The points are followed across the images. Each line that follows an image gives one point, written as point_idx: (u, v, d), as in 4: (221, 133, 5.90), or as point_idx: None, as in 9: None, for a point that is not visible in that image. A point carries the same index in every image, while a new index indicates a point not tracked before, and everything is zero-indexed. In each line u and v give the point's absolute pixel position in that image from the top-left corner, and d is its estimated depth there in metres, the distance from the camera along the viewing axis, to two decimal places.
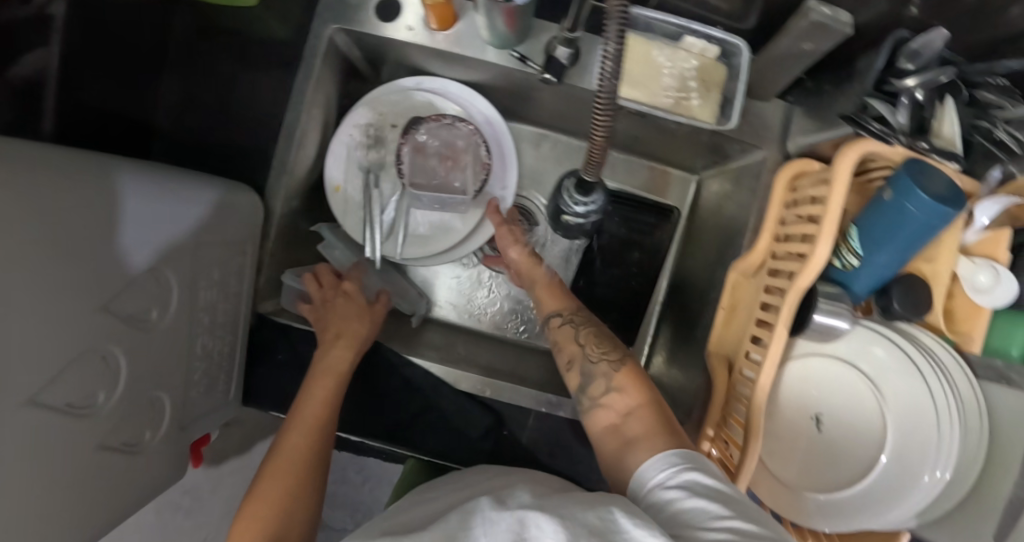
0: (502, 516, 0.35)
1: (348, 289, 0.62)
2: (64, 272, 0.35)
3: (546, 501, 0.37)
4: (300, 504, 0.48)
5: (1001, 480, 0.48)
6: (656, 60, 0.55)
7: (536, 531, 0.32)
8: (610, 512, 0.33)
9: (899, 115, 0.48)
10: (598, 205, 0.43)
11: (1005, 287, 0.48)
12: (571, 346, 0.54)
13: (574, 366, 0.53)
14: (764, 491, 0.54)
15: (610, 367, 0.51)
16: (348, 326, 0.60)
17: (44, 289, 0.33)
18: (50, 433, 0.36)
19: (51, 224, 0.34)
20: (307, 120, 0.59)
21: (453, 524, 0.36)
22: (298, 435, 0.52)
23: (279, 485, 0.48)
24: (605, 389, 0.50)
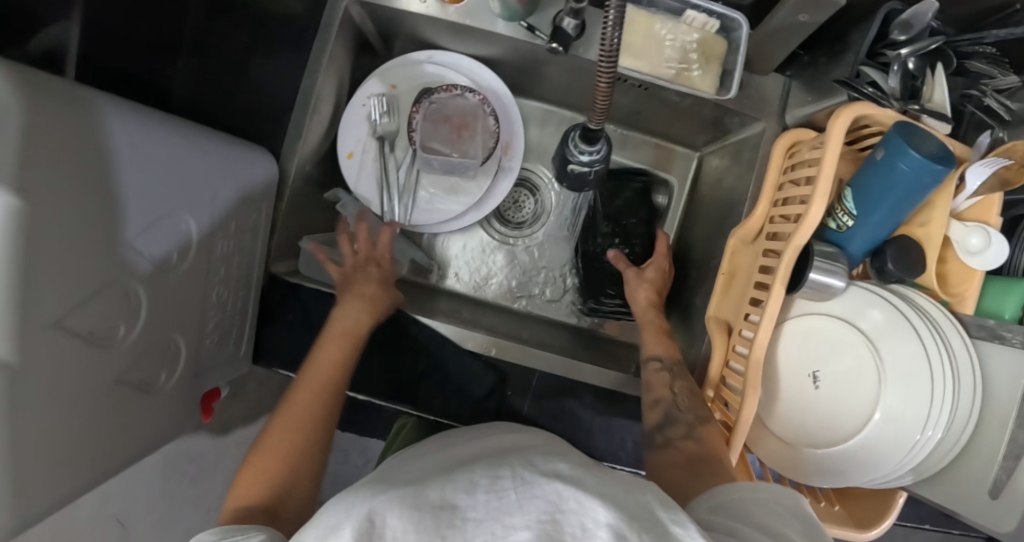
0: (539, 480, 0.32)
1: (379, 258, 0.62)
2: (88, 202, 0.37)
3: (582, 474, 0.35)
4: (309, 451, 0.48)
5: (996, 434, 0.49)
6: (658, 33, 0.57)
7: (575, 505, 0.30)
8: (651, 505, 0.33)
9: (891, 81, 0.51)
10: (603, 154, 0.46)
11: (996, 248, 0.50)
12: (663, 391, 0.56)
13: (660, 405, 0.55)
14: (764, 448, 0.57)
15: (697, 418, 0.52)
16: (365, 287, 0.59)
17: (72, 214, 0.35)
18: (75, 357, 0.38)
19: (79, 153, 0.36)
20: (321, 87, 0.61)
21: (476, 474, 0.35)
22: (306, 390, 0.51)
23: (287, 438, 0.48)
24: (686, 433, 0.51)
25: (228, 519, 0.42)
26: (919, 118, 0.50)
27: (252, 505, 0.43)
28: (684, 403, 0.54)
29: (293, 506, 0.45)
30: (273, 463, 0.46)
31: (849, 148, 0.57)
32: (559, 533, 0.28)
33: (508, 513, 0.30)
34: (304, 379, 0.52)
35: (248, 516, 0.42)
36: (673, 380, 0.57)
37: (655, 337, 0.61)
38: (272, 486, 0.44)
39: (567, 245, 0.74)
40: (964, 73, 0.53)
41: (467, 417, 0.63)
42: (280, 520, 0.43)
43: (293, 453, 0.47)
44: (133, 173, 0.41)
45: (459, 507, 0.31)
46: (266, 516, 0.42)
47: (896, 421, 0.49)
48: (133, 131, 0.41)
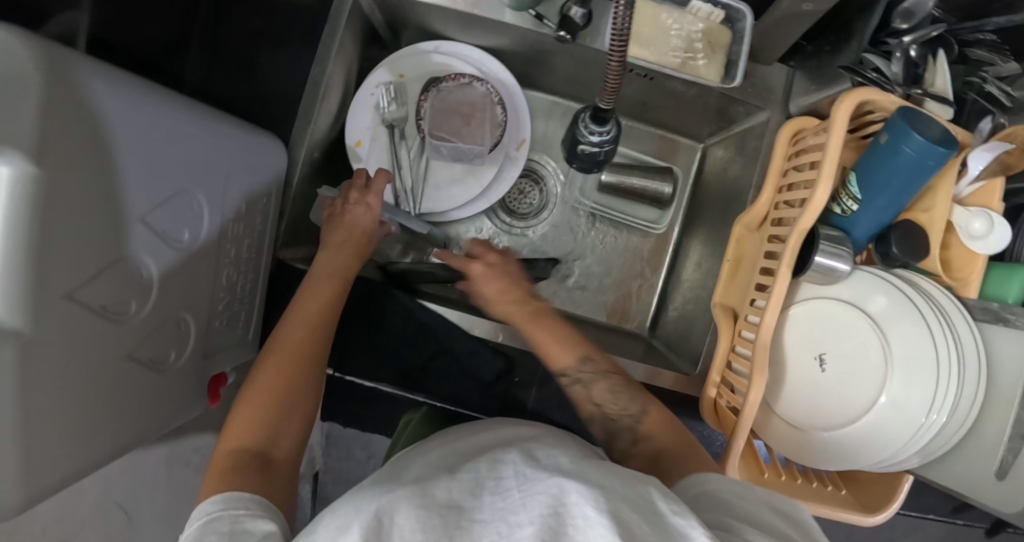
0: (539, 476, 0.33)
1: (371, 201, 0.61)
2: (103, 172, 0.37)
3: (584, 467, 0.35)
4: (299, 395, 0.50)
5: (1001, 416, 0.49)
6: (664, 22, 0.58)
7: (576, 496, 0.30)
8: (652, 496, 0.33)
9: (894, 66, 0.52)
10: (612, 134, 0.47)
11: (998, 233, 0.50)
12: (588, 407, 0.52)
13: (595, 420, 0.52)
14: (772, 434, 0.57)
15: (633, 420, 0.50)
16: (354, 229, 0.60)
17: (90, 187, 0.35)
18: (87, 330, 0.38)
19: (96, 127, 0.36)
20: (330, 75, 0.62)
21: (482, 471, 0.36)
22: (296, 332, 0.53)
23: (277, 382, 0.49)
24: (632, 440, 0.49)
25: (221, 462, 0.43)
26: (922, 103, 0.51)
27: (245, 449, 0.44)
28: (616, 411, 0.51)
29: (284, 447, 0.47)
30: (263, 406, 0.48)
31: (853, 135, 0.57)
32: (560, 529, 0.28)
33: (513, 511, 0.30)
34: (291, 320, 0.53)
35: (242, 461, 0.43)
36: (591, 389, 0.52)
37: (555, 343, 0.53)
38: (263, 431, 0.46)
39: (571, 237, 0.75)
40: (966, 61, 0.55)
41: (475, 400, 0.65)
42: (274, 462, 0.45)
43: (284, 396, 0.49)
44: (146, 150, 0.41)
45: (466, 507, 0.32)
46: (260, 462, 0.44)
47: (900, 400, 0.50)
48: (151, 107, 0.42)
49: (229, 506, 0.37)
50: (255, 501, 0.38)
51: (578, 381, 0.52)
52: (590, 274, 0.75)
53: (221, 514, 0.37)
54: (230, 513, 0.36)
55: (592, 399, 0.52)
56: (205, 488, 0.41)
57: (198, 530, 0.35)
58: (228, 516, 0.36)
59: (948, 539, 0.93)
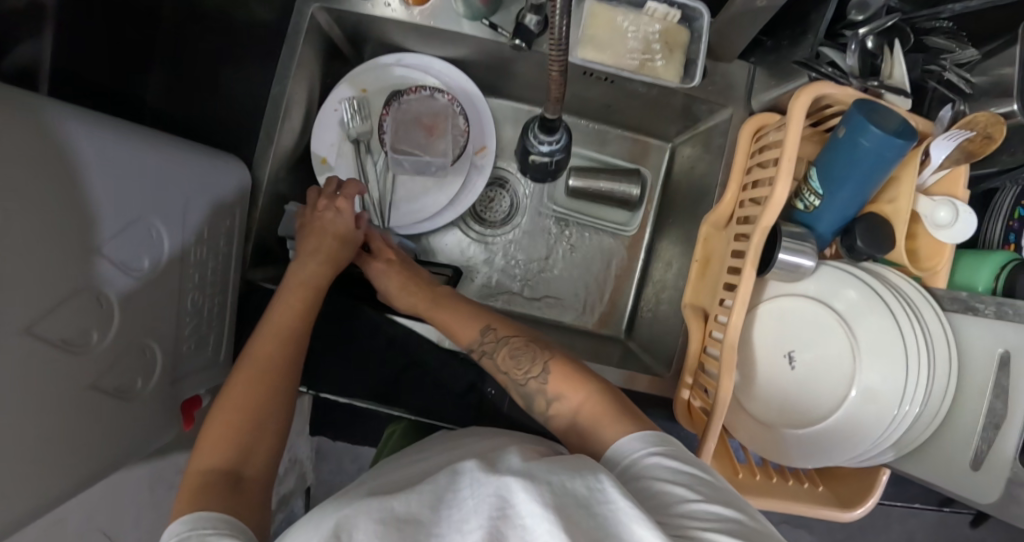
0: (491, 478, 0.33)
1: (341, 205, 0.62)
2: (54, 203, 0.37)
3: (533, 465, 0.35)
4: (273, 406, 0.48)
5: (970, 406, 0.49)
6: (620, 24, 0.57)
7: (521, 497, 0.30)
8: (602, 482, 0.33)
9: (849, 59, 0.51)
10: (562, 143, 0.47)
11: (963, 220, 0.50)
12: (502, 378, 0.52)
13: (510, 383, 0.52)
14: (744, 433, 0.57)
15: (540, 380, 0.49)
16: (328, 231, 0.61)
17: (40, 224, 0.36)
18: (47, 363, 0.38)
19: (41, 163, 0.36)
20: (292, 94, 0.62)
21: (440, 483, 0.35)
22: (269, 344, 0.51)
23: (249, 393, 0.47)
24: (546, 403, 0.48)
25: (191, 483, 0.41)
26: (879, 95, 0.50)
27: (214, 467, 0.42)
28: (523, 375, 0.50)
29: (256, 464, 0.44)
30: (234, 419, 0.46)
31: (813, 127, 0.57)
32: (501, 534, 0.29)
33: (464, 519, 0.30)
34: (263, 331, 0.52)
35: (211, 482, 0.41)
36: (497, 357, 0.53)
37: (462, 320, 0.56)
38: (235, 446, 0.44)
39: (540, 243, 0.75)
40: (924, 48, 0.53)
41: (450, 412, 0.64)
42: (245, 479, 0.43)
43: (256, 408, 0.47)
44: (94, 184, 0.41)
45: (425, 520, 0.31)
46: (230, 481, 0.41)
47: (870, 395, 0.49)
48: (100, 138, 0.42)
49: (198, 526, 0.36)
50: (221, 519, 0.37)
51: (485, 353, 0.54)
52: (565, 279, 0.75)
53: (188, 535, 0.35)
54: (197, 533, 0.35)
55: (502, 368, 0.52)
56: (173, 510, 0.39)
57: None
58: (195, 535, 0.35)
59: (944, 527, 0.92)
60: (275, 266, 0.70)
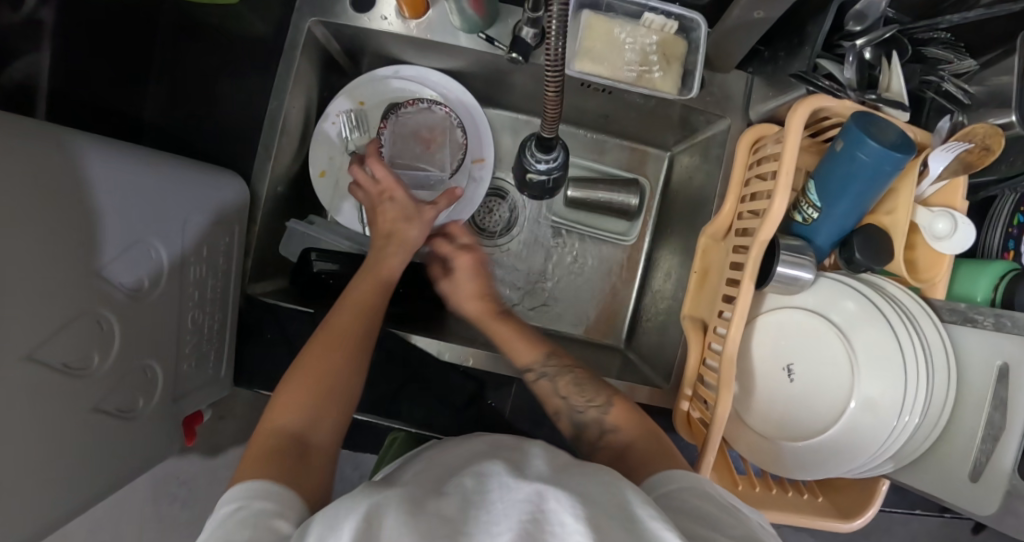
0: (521, 484, 0.33)
1: (393, 193, 0.61)
2: (54, 230, 0.37)
3: (563, 476, 0.35)
4: (341, 379, 0.49)
5: (968, 417, 0.49)
6: (617, 36, 0.57)
7: (556, 504, 0.30)
8: (631, 501, 0.32)
9: (847, 71, 0.51)
10: (559, 161, 0.47)
11: (961, 232, 0.50)
12: (555, 401, 0.54)
13: (563, 414, 0.53)
14: (745, 446, 0.57)
15: (599, 411, 0.51)
16: (394, 218, 0.60)
17: (40, 251, 0.36)
18: (50, 388, 0.39)
19: (40, 190, 0.36)
20: (289, 109, 0.62)
21: (468, 487, 0.35)
22: (344, 315, 0.53)
23: (323, 364, 0.49)
24: (599, 430, 0.50)
25: (263, 444, 0.43)
26: (877, 108, 0.50)
27: (282, 432, 0.44)
28: (582, 403, 0.52)
29: (321, 435, 0.45)
30: (308, 386, 0.47)
31: (811, 138, 0.57)
32: (538, 532, 0.28)
33: (494, 522, 0.30)
34: (341, 307, 0.54)
35: (281, 445, 0.42)
36: (557, 383, 0.54)
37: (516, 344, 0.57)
38: (305, 415, 0.45)
39: (537, 253, 0.75)
40: (922, 59, 0.54)
41: (450, 427, 0.64)
42: (311, 450, 0.43)
43: (327, 378, 0.48)
44: (95, 208, 0.42)
45: (455, 519, 0.30)
46: (298, 448, 0.43)
47: (870, 407, 0.50)
48: (99, 161, 0.43)
49: (259, 495, 0.36)
50: (282, 493, 0.37)
51: (544, 376, 0.55)
52: (564, 288, 0.75)
53: (251, 504, 0.35)
54: (255, 511, 0.34)
55: (561, 393, 0.54)
56: (243, 467, 0.40)
57: (224, 519, 0.34)
58: (257, 507, 0.35)
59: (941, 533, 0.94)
60: (275, 279, 0.70)
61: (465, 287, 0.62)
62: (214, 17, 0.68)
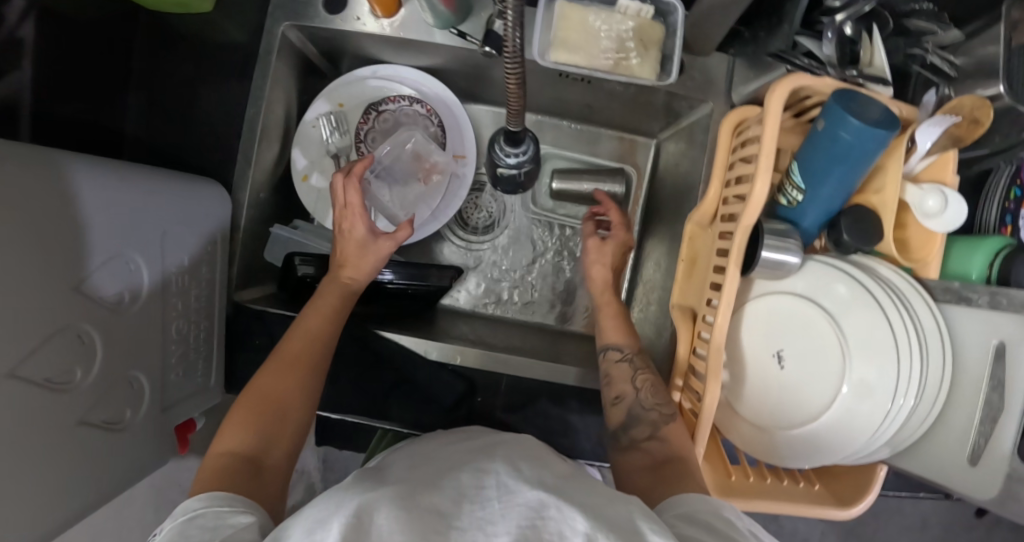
0: (524, 488, 0.33)
1: (347, 228, 0.57)
2: (33, 249, 0.38)
3: (569, 486, 0.35)
4: (295, 403, 0.48)
5: (962, 402, 0.48)
6: (592, 25, 0.55)
7: (557, 512, 0.31)
8: (635, 517, 0.32)
9: (825, 48, 0.49)
10: (529, 154, 0.47)
11: (953, 209, 0.48)
12: (625, 385, 0.55)
13: (623, 402, 0.54)
14: (738, 436, 0.56)
15: (661, 417, 0.51)
16: (349, 254, 0.57)
17: (18, 269, 0.36)
18: (34, 405, 0.39)
19: (17, 209, 0.36)
20: (268, 114, 0.63)
21: (464, 481, 0.35)
22: (296, 340, 0.51)
23: (277, 389, 0.48)
24: (649, 433, 0.50)
25: (213, 464, 0.42)
26: (859, 84, 0.49)
27: (236, 454, 0.42)
28: (650, 401, 0.53)
29: (277, 456, 0.45)
30: (258, 411, 0.46)
31: (795, 118, 0.56)
32: (538, 535, 0.29)
33: (491, 521, 0.30)
34: (296, 331, 0.52)
35: (233, 464, 0.41)
36: (635, 374, 0.56)
37: (617, 325, 0.61)
38: (256, 439, 0.44)
39: (523, 249, 0.75)
40: (906, 32, 0.52)
41: (438, 426, 0.65)
42: (266, 469, 0.43)
43: (279, 406, 0.47)
44: (76, 225, 0.42)
45: (447, 513, 0.31)
46: (251, 467, 0.42)
47: (863, 393, 0.48)
48: (79, 177, 0.43)
49: (214, 503, 0.36)
50: (239, 499, 0.37)
51: (628, 360, 0.57)
52: (555, 280, 0.75)
53: (205, 511, 0.35)
54: (215, 510, 0.35)
55: (634, 383, 0.55)
56: (196, 487, 0.39)
57: (178, 527, 0.33)
58: (212, 512, 0.35)
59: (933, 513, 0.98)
60: (263, 285, 0.70)
61: (598, 255, 0.66)
62: (191, 27, 0.69)
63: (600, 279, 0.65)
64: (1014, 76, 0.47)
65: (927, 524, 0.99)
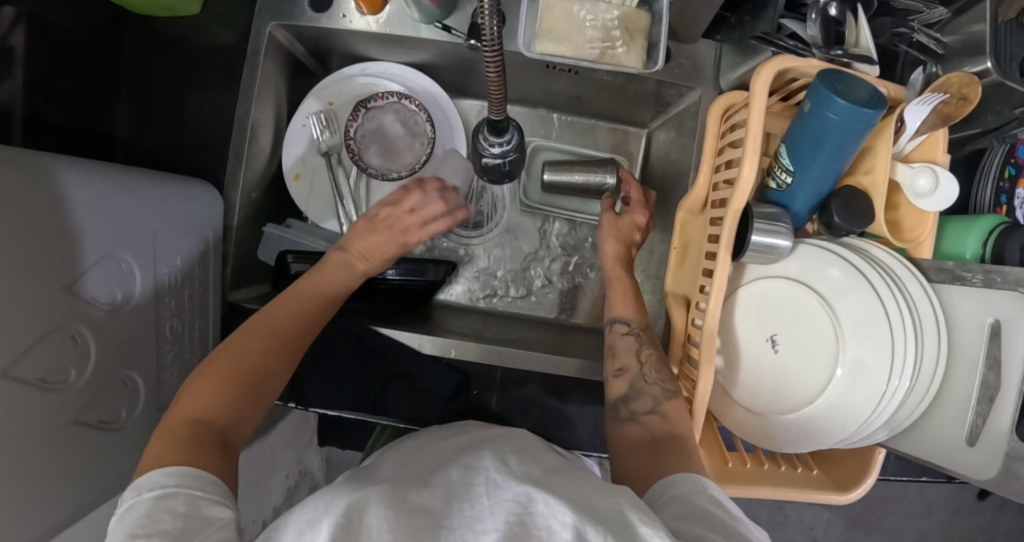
0: (511, 483, 0.33)
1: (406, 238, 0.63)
2: (26, 251, 0.38)
3: (559, 481, 0.35)
4: (273, 379, 0.48)
5: (954, 383, 0.48)
6: (577, 14, 0.54)
7: (544, 507, 0.30)
8: (623, 507, 0.32)
9: (810, 29, 0.50)
10: (513, 143, 0.47)
11: (943, 188, 0.48)
12: (628, 357, 0.55)
13: (626, 374, 0.54)
14: (733, 422, 0.55)
15: (663, 392, 0.51)
16: (373, 251, 0.61)
17: (10, 272, 0.36)
18: (28, 405, 0.39)
19: (9, 211, 0.37)
20: (257, 115, 0.63)
21: (454, 479, 0.35)
22: (281, 312, 0.52)
23: (254, 357, 0.47)
24: (649, 407, 0.49)
25: (178, 429, 0.40)
26: (846, 65, 0.48)
27: (204, 423, 0.41)
28: (652, 375, 0.52)
29: (241, 431, 0.44)
30: (230, 379, 0.45)
31: (782, 102, 0.56)
32: (525, 534, 0.28)
33: (479, 519, 0.30)
34: (284, 304, 0.52)
35: (201, 434, 0.40)
36: (640, 347, 0.56)
37: (626, 299, 0.61)
38: (225, 409, 0.43)
39: (518, 244, 0.76)
40: (893, 12, 0.51)
41: (435, 419, 0.65)
42: (232, 443, 0.42)
43: (254, 377, 0.46)
44: (65, 227, 0.42)
45: (437, 513, 0.31)
46: (220, 439, 0.41)
47: (856, 373, 0.48)
48: (66, 182, 0.43)
49: (187, 483, 0.35)
50: (212, 484, 0.36)
51: (635, 332, 0.57)
52: (547, 273, 0.75)
53: (176, 491, 0.34)
54: (187, 493, 0.34)
55: (638, 356, 0.55)
56: (155, 454, 0.38)
57: (149, 507, 0.33)
58: (183, 495, 0.34)
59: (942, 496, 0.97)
60: (257, 284, 0.70)
61: (613, 231, 0.66)
62: (181, 30, 0.70)
63: (614, 254, 0.65)
64: (999, 51, 0.48)
65: (934, 509, 0.99)
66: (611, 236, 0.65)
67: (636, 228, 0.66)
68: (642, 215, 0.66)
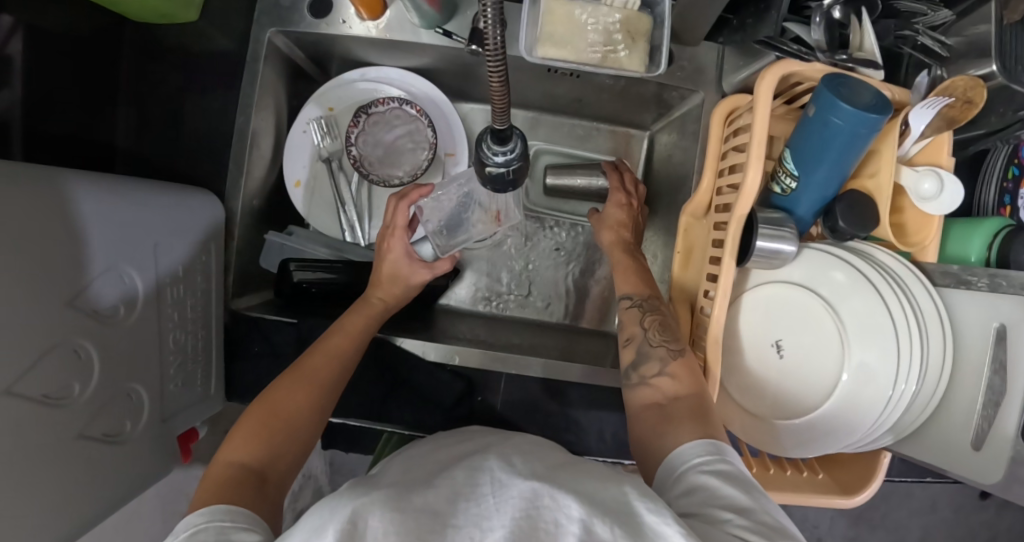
0: (516, 481, 0.33)
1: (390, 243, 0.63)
2: (28, 265, 0.37)
3: (564, 478, 0.35)
4: (308, 417, 0.48)
5: (962, 390, 0.48)
6: (579, 19, 0.54)
7: (551, 502, 0.30)
8: (629, 499, 0.32)
9: (815, 33, 0.49)
10: (516, 151, 0.46)
11: (948, 191, 0.47)
12: (633, 327, 0.54)
13: (632, 343, 0.53)
14: (738, 428, 0.54)
15: (668, 353, 0.50)
16: (386, 277, 0.61)
17: (12, 286, 0.36)
18: (32, 422, 0.39)
19: (11, 225, 0.36)
20: (257, 123, 0.63)
21: (459, 479, 0.35)
22: (316, 359, 0.52)
23: (287, 403, 0.47)
24: (659, 368, 0.49)
25: (219, 473, 0.41)
26: (850, 70, 0.48)
27: (243, 465, 0.42)
28: (657, 339, 0.51)
29: (281, 468, 0.44)
30: (265, 424, 0.45)
31: (787, 105, 0.56)
32: (533, 529, 0.28)
33: (485, 516, 0.30)
34: (317, 348, 0.53)
35: (239, 477, 0.41)
36: (645, 316, 0.54)
37: (627, 276, 0.59)
38: (260, 451, 0.43)
39: (521, 248, 0.75)
40: (896, 14, 0.51)
41: (439, 426, 0.65)
42: (270, 483, 0.42)
43: (288, 418, 0.46)
44: (66, 238, 0.41)
45: (442, 512, 0.31)
46: (256, 479, 0.41)
47: (865, 383, 0.48)
48: (64, 193, 0.42)
49: (217, 516, 0.35)
50: (244, 513, 0.36)
51: (637, 305, 0.55)
52: (549, 277, 0.75)
53: (207, 526, 0.34)
54: (216, 524, 0.35)
55: (642, 324, 0.54)
56: (198, 498, 0.39)
57: None
58: (214, 527, 0.34)
59: (943, 493, 0.98)
60: (259, 292, 0.70)
61: (601, 223, 0.66)
62: (180, 37, 0.69)
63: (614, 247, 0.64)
64: (1005, 54, 0.47)
65: (937, 507, 0.99)
66: (603, 225, 0.65)
67: (623, 223, 0.65)
68: (620, 198, 0.66)
